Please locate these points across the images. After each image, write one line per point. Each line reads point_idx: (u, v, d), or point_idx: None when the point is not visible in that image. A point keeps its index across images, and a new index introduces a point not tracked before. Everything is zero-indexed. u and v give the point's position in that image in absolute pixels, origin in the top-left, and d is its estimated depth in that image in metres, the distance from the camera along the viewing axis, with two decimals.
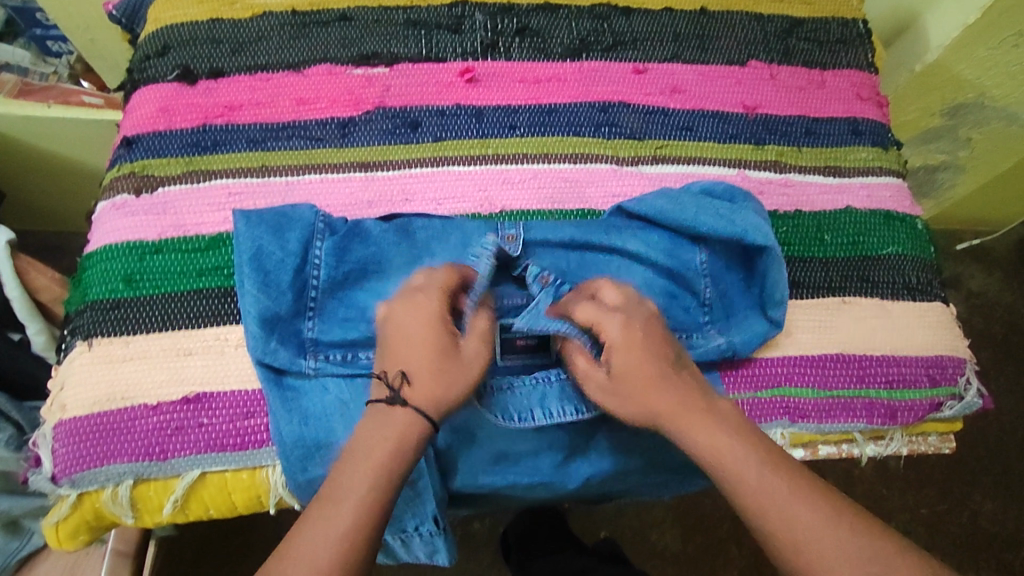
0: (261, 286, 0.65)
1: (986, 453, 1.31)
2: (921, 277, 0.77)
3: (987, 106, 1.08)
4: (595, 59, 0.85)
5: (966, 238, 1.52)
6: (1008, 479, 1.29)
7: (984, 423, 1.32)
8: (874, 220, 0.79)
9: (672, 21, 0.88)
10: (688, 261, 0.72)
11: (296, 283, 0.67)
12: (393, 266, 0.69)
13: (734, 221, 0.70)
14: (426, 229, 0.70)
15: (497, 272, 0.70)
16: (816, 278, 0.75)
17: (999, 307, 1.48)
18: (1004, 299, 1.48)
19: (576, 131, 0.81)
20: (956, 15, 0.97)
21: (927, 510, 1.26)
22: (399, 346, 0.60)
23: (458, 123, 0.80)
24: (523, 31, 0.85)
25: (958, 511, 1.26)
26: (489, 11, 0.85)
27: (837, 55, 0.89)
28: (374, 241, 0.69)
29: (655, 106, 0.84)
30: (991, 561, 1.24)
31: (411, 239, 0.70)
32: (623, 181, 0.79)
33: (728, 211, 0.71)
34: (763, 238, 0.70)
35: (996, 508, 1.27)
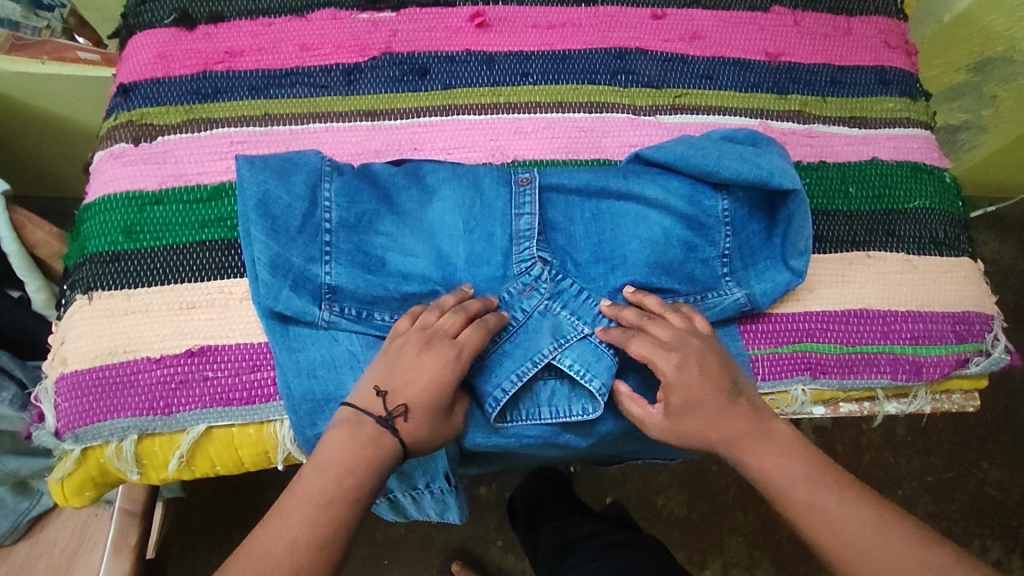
0: (269, 233, 0.63)
1: (995, 421, 1.28)
2: (949, 231, 0.74)
3: (1016, 60, 1.04)
4: (611, 4, 0.81)
5: (982, 204, 1.49)
6: (1016, 446, 1.27)
7: (995, 390, 1.30)
8: (902, 173, 0.76)
9: None
10: (709, 208, 0.69)
11: (304, 226, 0.64)
12: (405, 209, 0.66)
13: (759, 165, 0.67)
14: (438, 175, 0.67)
15: (515, 220, 0.66)
16: (841, 232, 0.72)
17: (1012, 274, 1.45)
18: (1018, 266, 1.46)
19: (591, 80, 0.77)
20: None
21: (934, 477, 1.25)
22: (411, 374, 0.58)
23: (468, 70, 0.76)
24: None
25: (965, 478, 1.25)
26: None
27: (865, 0, 0.85)
28: (385, 184, 0.66)
29: (673, 54, 0.80)
30: (998, 528, 1.23)
31: (421, 183, 0.67)
32: (639, 132, 0.76)
33: (752, 154, 0.68)
34: (790, 180, 0.66)
35: (1003, 475, 1.26)
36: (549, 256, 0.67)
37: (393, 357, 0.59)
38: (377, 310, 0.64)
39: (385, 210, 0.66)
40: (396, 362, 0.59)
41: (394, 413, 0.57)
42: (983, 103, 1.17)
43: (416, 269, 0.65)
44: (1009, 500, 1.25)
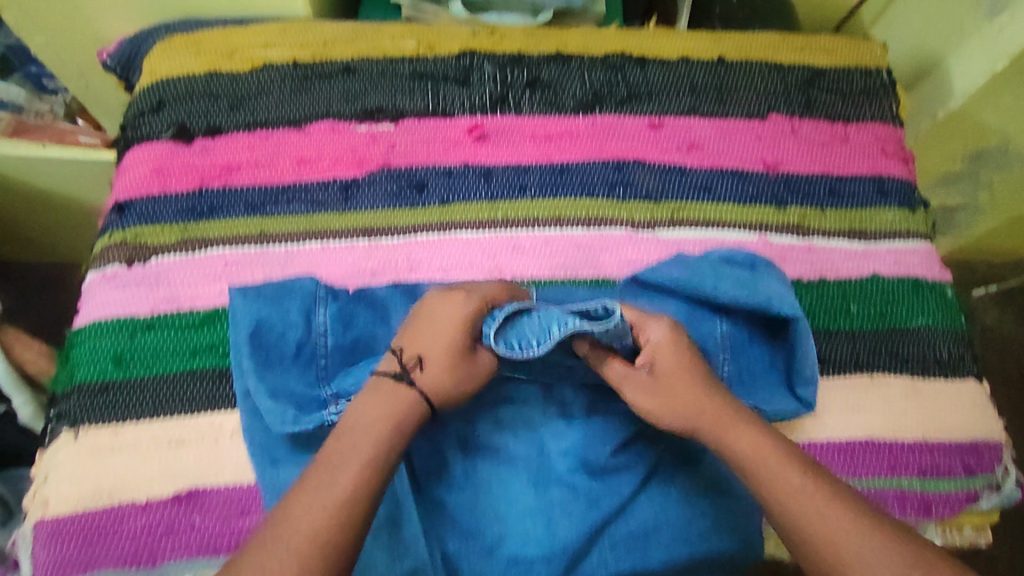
0: (272, 381, 0.61)
1: None
2: (953, 351, 0.73)
3: (1011, 152, 1.05)
4: (609, 114, 0.81)
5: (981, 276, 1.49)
6: None
7: None
8: (903, 289, 0.75)
9: (688, 72, 0.85)
10: (707, 332, 0.68)
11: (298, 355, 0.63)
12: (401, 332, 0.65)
13: (756, 292, 0.67)
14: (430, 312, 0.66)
15: None
16: (845, 353, 0.72)
17: (1014, 348, 1.44)
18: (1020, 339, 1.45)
19: (589, 193, 0.77)
20: (980, 63, 0.94)
21: None
22: (421, 331, 0.58)
23: (465, 184, 0.76)
24: (534, 83, 0.81)
25: None
26: (499, 62, 0.82)
27: (861, 107, 0.85)
28: (381, 309, 0.65)
29: (671, 165, 0.80)
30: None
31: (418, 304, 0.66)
32: (639, 249, 0.75)
33: (750, 280, 0.68)
34: (790, 308, 0.66)
35: None
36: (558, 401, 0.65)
37: (412, 324, 0.59)
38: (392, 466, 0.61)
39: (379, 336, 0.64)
40: (413, 323, 0.59)
41: (407, 366, 0.57)
42: (980, 188, 1.17)
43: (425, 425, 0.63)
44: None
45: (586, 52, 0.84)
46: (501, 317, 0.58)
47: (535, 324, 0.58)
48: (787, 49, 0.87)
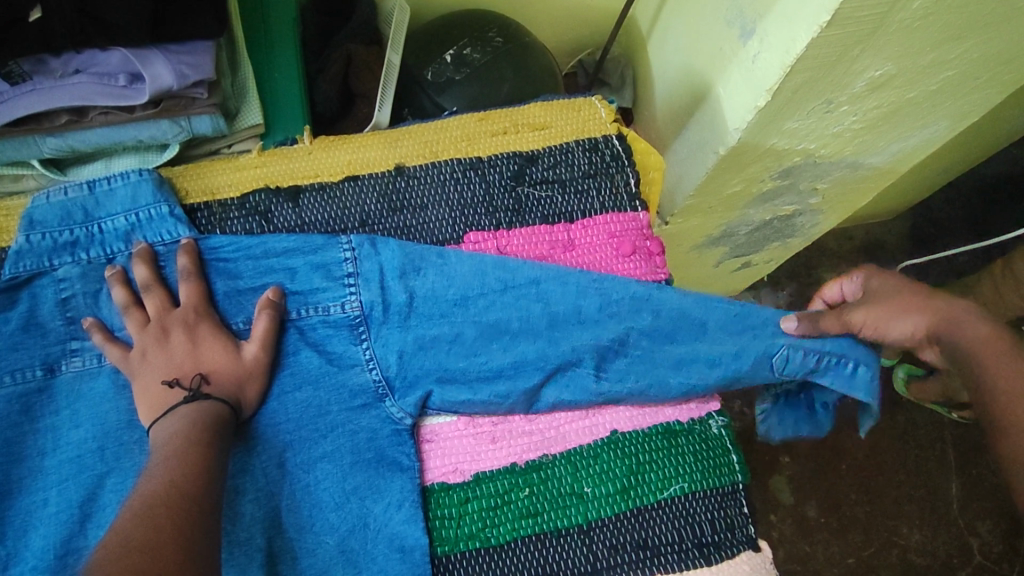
0: None
1: (906, 476, 1.21)
2: (665, 535, 0.57)
3: (820, 162, 0.91)
4: (305, 253, 0.62)
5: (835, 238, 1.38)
6: (930, 501, 1.20)
7: (895, 439, 1.24)
8: (631, 454, 0.59)
9: (358, 198, 0.65)
10: (326, 356, 0.60)
11: None
12: None
13: (314, 304, 0.61)
14: (6, 398, 0.56)
15: (121, 394, 0.58)
16: (577, 558, 0.56)
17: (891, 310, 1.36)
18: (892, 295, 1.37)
19: (296, 381, 0.59)
20: (744, 92, 0.74)
21: (856, 561, 1.16)
22: (122, 356, 0.57)
23: (30, 429, 0.56)
24: (163, 253, 0.61)
25: (887, 550, 1.16)
26: (88, 223, 0.61)
27: (586, 197, 0.67)
28: None
29: (360, 315, 0.61)
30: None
31: None
32: (447, 450, 0.59)
33: (318, 294, 0.61)
34: (339, 316, 0.61)
35: (926, 538, 1.18)
36: (239, 507, 0.54)
37: (122, 360, 0.57)
38: (99, 503, 0.55)
39: None
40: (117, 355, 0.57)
41: (192, 385, 0.54)
42: (807, 196, 1.04)
43: (128, 454, 0.56)
44: (931, 565, 1.16)
45: (216, 193, 0.64)
46: (24, 272, 0.58)
47: (64, 227, 0.60)
48: (484, 134, 0.68)
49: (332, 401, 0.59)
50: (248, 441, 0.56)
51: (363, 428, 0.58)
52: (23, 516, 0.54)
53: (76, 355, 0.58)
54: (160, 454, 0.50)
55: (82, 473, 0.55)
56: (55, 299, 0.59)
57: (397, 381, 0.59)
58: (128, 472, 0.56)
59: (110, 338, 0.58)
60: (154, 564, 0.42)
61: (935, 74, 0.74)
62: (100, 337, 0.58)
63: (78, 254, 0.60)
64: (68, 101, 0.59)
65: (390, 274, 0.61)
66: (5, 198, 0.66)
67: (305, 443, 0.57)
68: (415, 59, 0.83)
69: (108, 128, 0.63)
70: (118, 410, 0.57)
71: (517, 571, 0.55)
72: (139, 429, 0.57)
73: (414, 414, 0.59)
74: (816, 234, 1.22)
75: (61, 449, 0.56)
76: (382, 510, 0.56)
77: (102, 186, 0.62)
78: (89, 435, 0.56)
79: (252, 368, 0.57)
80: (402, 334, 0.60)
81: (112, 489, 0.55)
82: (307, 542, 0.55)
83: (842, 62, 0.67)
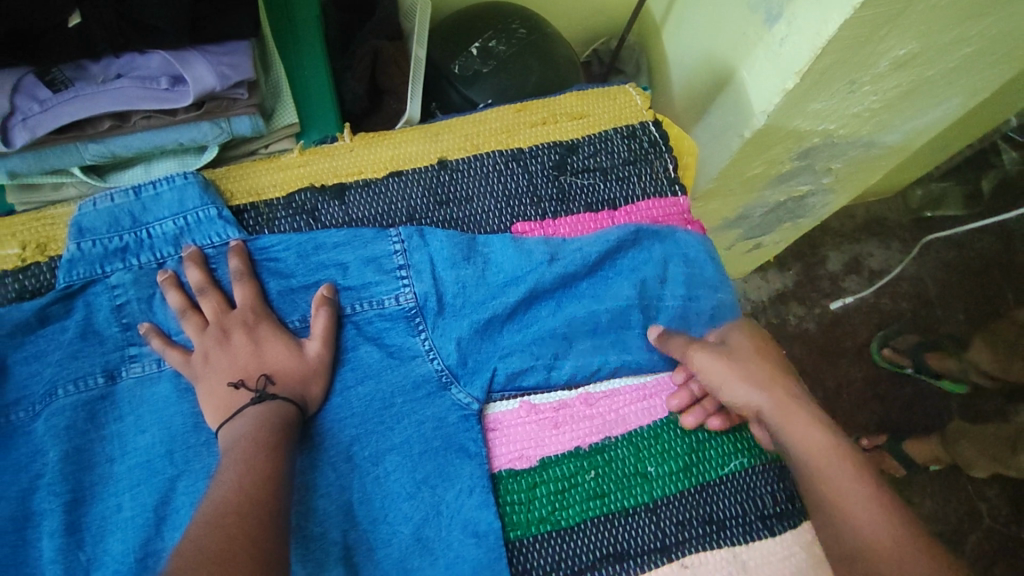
0: None
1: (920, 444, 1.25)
2: (730, 508, 0.59)
3: (836, 142, 0.93)
4: (360, 246, 0.62)
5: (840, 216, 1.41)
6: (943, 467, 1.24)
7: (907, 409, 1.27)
8: (690, 431, 0.61)
9: (403, 193, 0.65)
10: (388, 347, 0.61)
11: None
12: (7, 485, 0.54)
13: (371, 297, 0.62)
14: (71, 406, 0.56)
15: (186, 397, 0.58)
16: (646, 535, 0.58)
17: (896, 284, 1.40)
18: (893, 270, 1.41)
19: (360, 374, 0.60)
20: (770, 75, 0.76)
21: None
22: (184, 360, 0.57)
23: (96, 435, 0.56)
24: (215, 255, 0.61)
25: None
26: (135, 229, 0.61)
27: (628, 182, 0.68)
28: (15, 457, 0.55)
29: (416, 305, 0.62)
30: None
31: (11, 451, 0.55)
32: (510, 436, 0.60)
33: (375, 288, 0.62)
34: (395, 308, 0.62)
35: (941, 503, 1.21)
36: (312, 503, 0.56)
37: (185, 363, 0.57)
38: (172, 506, 0.55)
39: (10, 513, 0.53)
40: (178, 359, 0.57)
41: (258, 387, 0.55)
42: (822, 175, 1.05)
43: (196, 456, 0.56)
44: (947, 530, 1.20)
45: (263, 193, 0.65)
46: (78, 280, 0.59)
47: (113, 234, 0.60)
48: (525, 124, 0.68)
49: (398, 394, 0.60)
50: (314, 439, 0.57)
51: (431, 417, 0.59)
52: (98, 522, 0.55)
53: (135, 361, 0.59)
54: (230, 458, 0.51)
55: (153, 477, 0.56)
56: (110, 305, 0.59)
57: (459, 366, 0.61)
58: (198, 474, 0.56)
59: (169, 342, 0.58)
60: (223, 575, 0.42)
61: (955, 51, 0.76)
62: (159, 342, 0.58)
63: (129, 260, 0.60)
64: (110, 105, 0.58)
65: (442, 264, 0.62)
66: (48, 208, 0.66)
67: (374, 436, 0.58)
68: (441, 54, 0.83)
69: (149, 133, 0.63)
70: (183, 414, 0.57)
71: (589, 551, 0.57)
72: (206, 431, 0.57)
73: (479, 398, 0.60)
74: (826, 212, 1.25)
75: (131, 454, 0.56)
76: (454, 497, 0.57)
77: (147, 191, 0.61)
78: (156, 440, 0.57)
79: (316, 365, 0.58)
80: (467, 314, 0.61)
81: (183, 491, 0.55)
82: (381, 532, 0.56)
83: (870, 43, 0.69)
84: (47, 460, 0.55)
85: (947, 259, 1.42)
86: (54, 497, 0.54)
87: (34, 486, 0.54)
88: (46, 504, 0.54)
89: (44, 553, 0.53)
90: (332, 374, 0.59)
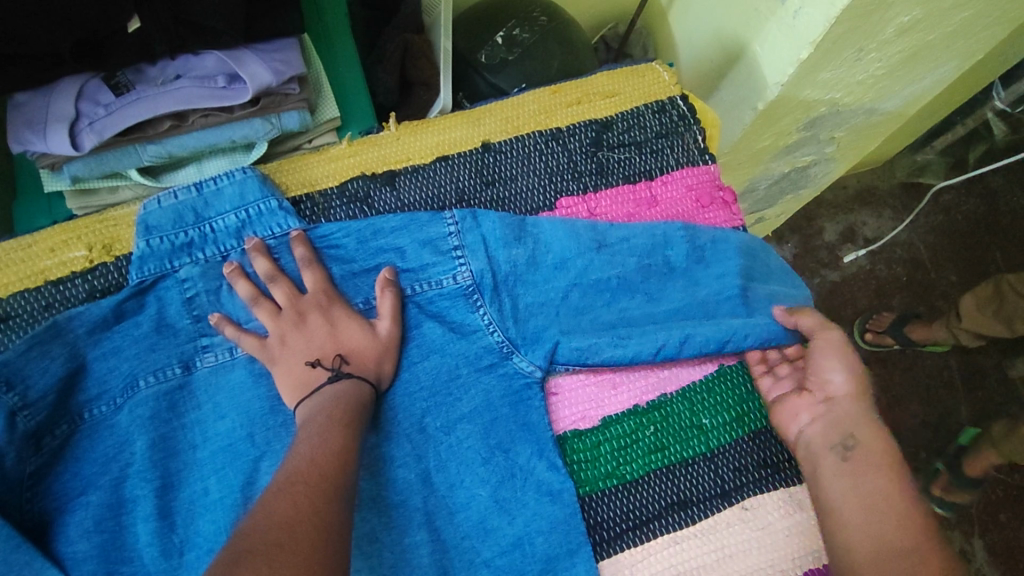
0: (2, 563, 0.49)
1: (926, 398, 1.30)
2: (781, 452, 0.63)
3: (840, 111, 0.98)
4: (416, 229, 0.64)
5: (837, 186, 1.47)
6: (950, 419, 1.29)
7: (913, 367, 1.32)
8: (740, 387, 0.65)
9: (451, 176, 0.68)
10: (452, 324, 0.64)
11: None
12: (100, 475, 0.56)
13: (430, 277, 0.64)
14: (153, 397, 0.58)
15: (261, 382, 0.60)
16: (707, 483, 0.61)
17: (894, 248, 1.46)
18: (890, 235, 1.47)
19: (427, 351, 0.62)
20: (783, 47, 0.80)
21: None
22: (258, 344, 0.59)
23: (179, 423, 0.59)
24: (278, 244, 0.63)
25: None
26: (198, 224, 0.63)
27: (662, 155, 0.71)
28: (103, 449, 0.57)
29: (474, 281, 0.64)
30: (951, 514, 1.28)
31: (99, 442, 0.57)
32: (573, 398, 0.63)
33: (433, 268, 0.64)
34: (454, 286, 0.64)
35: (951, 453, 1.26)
36: (392, 473, 0.58)
37: (260, 347, 0.59)
38: (258, 486, 0.57)
39: (106, 500, 0.55)
40: (252, 344, 0.59)
41: (334, 365, 0.58)
42: (824, 145, 1.10)
43: (277, 437, 0.59)
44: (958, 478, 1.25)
45: (317, 183, 0.67)
46: (149, 276, 0.60)
47: (178, 230, 0.62)
48: (561, 105, 0.72)
49: (465, 367, 0.62)
50: (388, 413, 0.60)
51: (498, 388, 0.62)
52: (187, 505, 0.57)
53: (208, 351, 0.61)
54: (308, 432, 0.53)
55: (237, 460, 0.58)
56: (181, 298, 0.61)
57: (520, 339, 0.63)
58: (280, 454, 0.58)
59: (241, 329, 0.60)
60: (325, 541, 0.44)
61: (952, 16, 0.80)
62: (232, 330, 0.60)
63: (194, 254, 0.62)
64: (170, 106, 0.60)
65: (495, 243, 0.64)
66: (106, 210, 0.68)
67: (444, 407, 0.61)
68: (466, 45, 0.86)
69: (204, 131, 0.65)
70: (260, 398, 0.60)
71: (655, 501, 0.60)
72: (284, 413, 0.59)
73: (542, 367, 0.62)
74: (826, 182, 1.30)
75: (214, 439, 0.59)
76: (527, 460, 0.60)
77: (209, 186, 0.63)
78: (236, 424, 0.59)
79: (386, 343, 0.60)
80: (528, 290, 0.64)
81: (268, 470, 0.58)
82: (458, 497, 0.59)
83: (878, 11, 0.73)
84: (136, 449, 0.57)
85: (938, 223, 1.48)
86: (146, 483, 0.56)
87: (125, 474, 0.56)
88: (139, 490, 0.56)
89: (141, 537, 0.55)
90: (401, 350, 0.62)
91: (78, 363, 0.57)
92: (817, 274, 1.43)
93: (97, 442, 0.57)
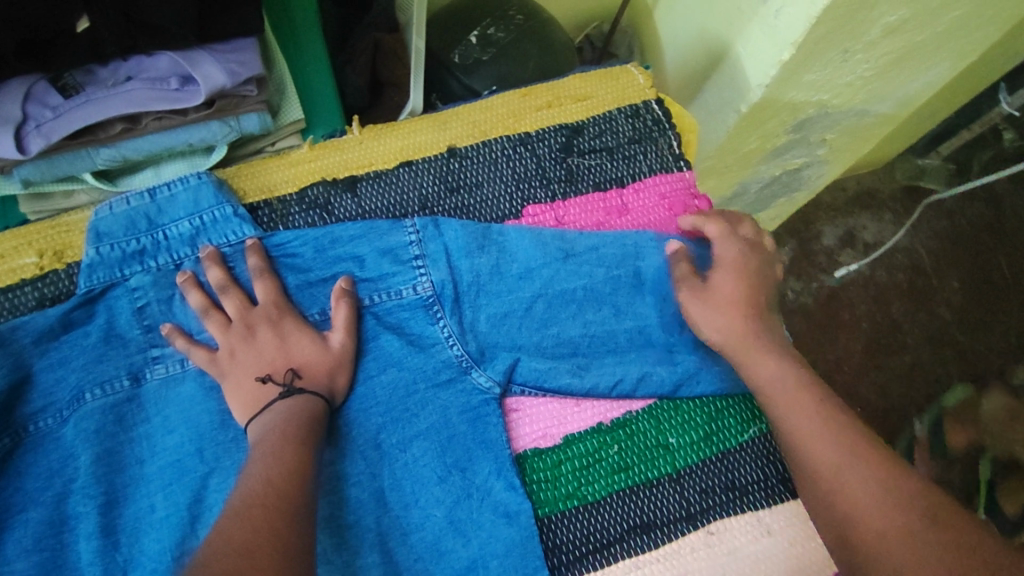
0: None
1: None
2: (749, 474, 0.61)
3: (830, 113, 0.94)
4: (375, 238, 0.62)
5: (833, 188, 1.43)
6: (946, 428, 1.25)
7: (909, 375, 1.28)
8: (708, 406, 0.63)
9: (414, 182, 0.66)
10: (411, 337, 0.62)
11: None
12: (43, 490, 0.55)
13: (389, 287, 0.62)
14: (99, 410, 0.57)
15: (212, 396, 0.58)
16: (671, 505, 0.59)
17: (891, 252, 1.42)
18: (887, 238, 1.43)
19: (383, 364, 0.60)
20: (766, 48, 0.77)
21: None
22: (208, 357, 0.57)
23: (127, 437, 0.57)
24: (231, 252, 0.61)
25: None
26: (150, 231, 0.61)
27: (634, 161, 0.69)
28: (47, 464, 0.56)
29: (434, 292, 0.62)
30: None
31: (43, 457, 0.56)
32: (534, 415, 0.61)
33: (392, 279, 0.62)
34: (414, 298, 0.62)
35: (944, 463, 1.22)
36: (344, 492, 0.57)
37: (210, 360, 0.57)
38: (205, 503, 0.56)
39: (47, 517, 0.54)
40: (202, 357, 0.57)
41: (285, 380, 0.56)
42: (816, 147, 1.06)
43: (226, 453, 0.57)
44: None
45: (276, 189, 0.65)
46: (99, 284, 0.59)
47: (130, 238, 0.60)
48: (531, 109, 0.69)
49: (422, 382, 0.60)
50: (342, 429, 0.58)
51: (455, 404, 0.60)
52: (132, 523, 0.55)
53: (159, 362, 0.59)
54: (254, 449, 0.51)
55: (184, 476, 0.56)
56: (131, 308, 0.59)
57: (480, 353, 0.61)
58: (228, 471, 0.57)
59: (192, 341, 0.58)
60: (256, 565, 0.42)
61: (944, 14, 0.77)
62: (182, 341, 0.58)
63: (146, 262, 0.60)
64: (121, 109, 0.59)
65: (457, 253, 0.63)
66: (61, 216, 0.66)
67: (399, 423, 0.59)
68: (441, 46, 0.84)
69: (159, 135, 0.63)
70: (210, 412, 0.58)
71: (616, 523, 0.58)
72: (235, 428, 0.58)
73: (501, 382, 0.60)
74: (820, 184, 1.27)
75: (162, 454, 0.57)
76: (483, 479, 0.58)
77: (162, 192, 0.61)
78: (184, 439, 0.57)
79: (341, 355, 0.59)
80: (488, 305, 0.62)
81: (216, 487, 0.56)
82: (411, 517, 0.57)
83: (864, 10, 0.70)
84: (80, 464, 0.55)
85: (937, 226, 1.44)
86: (89, 500, 0.55)
87: (69, 490, 0.55)
88: (81, 507, 0.55)
89: (82, 556, 0.54)
90: (356, 363, 0.60)
91: (23, 375, 0.56)
92: (811, 278, 1.39)
93: (41, 457, 0.56)
